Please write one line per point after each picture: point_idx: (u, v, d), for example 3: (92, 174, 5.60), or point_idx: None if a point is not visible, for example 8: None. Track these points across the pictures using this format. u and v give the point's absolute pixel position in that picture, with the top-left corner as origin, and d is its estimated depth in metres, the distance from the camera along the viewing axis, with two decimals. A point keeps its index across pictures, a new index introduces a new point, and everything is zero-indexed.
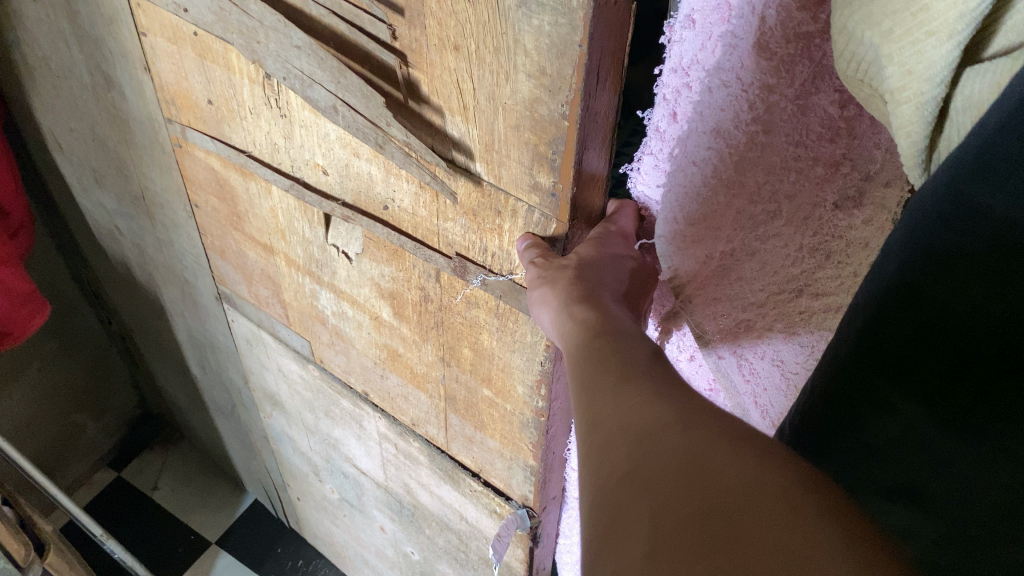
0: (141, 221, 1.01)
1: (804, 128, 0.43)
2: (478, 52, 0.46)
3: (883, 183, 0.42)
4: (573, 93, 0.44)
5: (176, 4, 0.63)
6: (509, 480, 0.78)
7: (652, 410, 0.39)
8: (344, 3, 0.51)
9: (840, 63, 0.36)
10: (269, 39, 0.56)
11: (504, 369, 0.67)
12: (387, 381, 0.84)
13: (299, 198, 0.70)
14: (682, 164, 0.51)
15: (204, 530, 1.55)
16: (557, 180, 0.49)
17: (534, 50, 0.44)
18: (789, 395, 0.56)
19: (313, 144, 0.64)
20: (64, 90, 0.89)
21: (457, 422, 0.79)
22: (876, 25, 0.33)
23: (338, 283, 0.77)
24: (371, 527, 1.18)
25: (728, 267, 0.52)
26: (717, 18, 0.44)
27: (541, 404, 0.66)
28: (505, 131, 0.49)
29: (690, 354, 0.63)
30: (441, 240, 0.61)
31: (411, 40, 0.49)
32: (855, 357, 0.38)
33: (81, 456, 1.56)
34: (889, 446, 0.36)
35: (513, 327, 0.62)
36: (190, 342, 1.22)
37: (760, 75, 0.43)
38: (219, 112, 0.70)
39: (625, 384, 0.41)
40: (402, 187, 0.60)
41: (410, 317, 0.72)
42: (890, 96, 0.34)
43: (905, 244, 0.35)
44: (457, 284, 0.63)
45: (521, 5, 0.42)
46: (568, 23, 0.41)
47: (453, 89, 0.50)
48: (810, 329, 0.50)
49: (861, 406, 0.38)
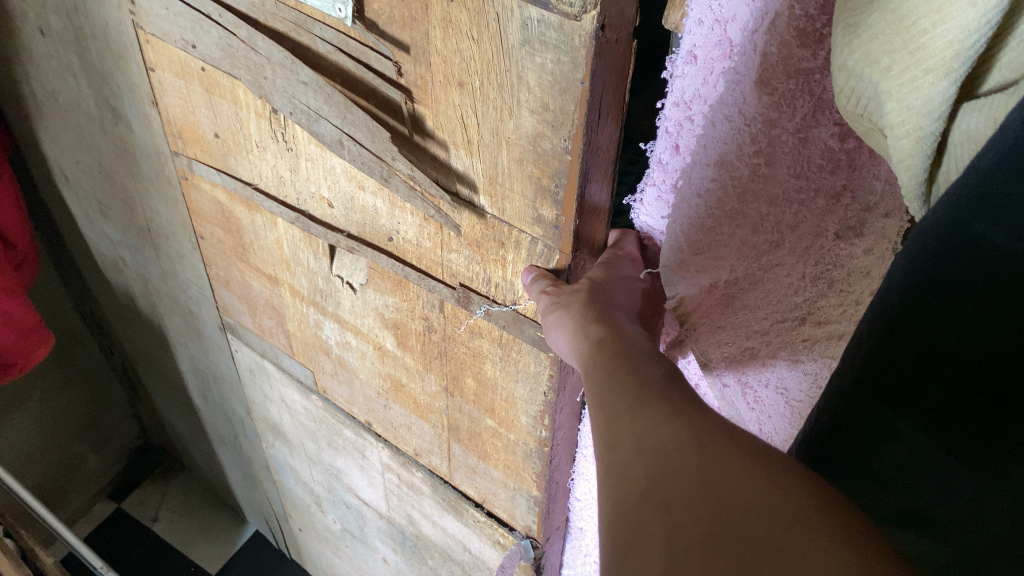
0: (146, 251, 1.02)
1: (805, 160, 0.44)
2: (482, 88, 0.47)
3: (883, 214, 0.43)
4: (576, 128, 0.44)
5: (185, 41, 0.64)
6: (513, 510, 0.78)
7: (667, 428, 0.39)
8: (351, 41, 0.52)
9: (841, 99, 0.37)
10: (277, 75, 0.57)
11: (508, 400, 0.67)
12: (390, 412, 0.84)
13: (305, 230, 0.71)
14: (686, 195, 0.51)
15: (205, 561, 1.53)
16: (560, 213, 0.50)
17: (538, 87, 0.44)
18: (793, 422, 0.56)
19: (319, 176, 0.65)
20: (72, 123, 0.90)
21: (460, 452, 0.78)
22: (875, 63, 0.34)
23: (342, 313, 0.77)
24: (374, 557, 1.17)
25: (731, 297, 0.53)
26: (719, 54, 0.46)
27: (545, 434, 0.66)
28: (509, 165, 0.50)
29: (697, 382, 0.63)
30: (446, 271, 0.61)
31: (417, 77, 0.50)
32: (861, 385, 0.38)
33: (83, 487, 1.54)
34: (893, 473, 0.36)
35: (516, 357, 0.62)
36: (192, 371, 1.22)
37: (762, 109, 0.44)
38: (226, 145, 0.71)
39: (644, 402, 0.42)
40: (406, 220, 0.61)
41: (413, 347, 0.72)
42: (889, 131, 0.35)
43: (907, 274, 0.35)
44: (461, 314, 0.64)
45: (524, 44, 0.43)
46: (571, 60, 0.42)
47: (458, 124, 0.50)
48: (813, 357, 0.51)
49: (866, 433, 0.37)
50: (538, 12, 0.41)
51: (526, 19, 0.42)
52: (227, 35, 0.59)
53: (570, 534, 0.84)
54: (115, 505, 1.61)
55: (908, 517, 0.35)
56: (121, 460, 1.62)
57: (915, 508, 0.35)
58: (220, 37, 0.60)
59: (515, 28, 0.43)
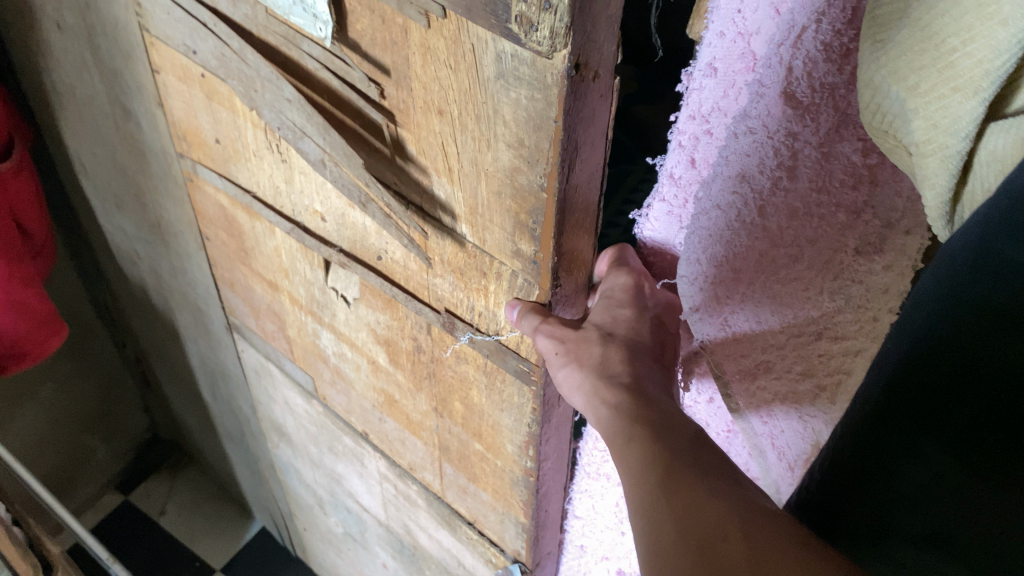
0: (157, 247, 1.02)
1: (826, 174, 0.43)
2: (461, 118, 0.45)
3: (904, 231, 0.40)
4: (551, 166, 0.42)
5: (186, 46, 0.63)
6: (502, 533, 0.77)
7: (710, 512, 0.39)
8: (335, 60, 0.50)
9: (865, 115, 0.36)
10: (265, 89, 0.56)
11: (494, 426, 0.65)
12: (385, 425, 0.83)
13: (300, 241, 0.70)
14: (706, 207, 0.50)
15: (211, 556, 1.53)
16: (538, 249, 0.48)
17: (513, 121, 0.42)
18: (806, 439, 0.52)
19: (312, 190, 0.64)
20: (88, 118, 0.90)
21: (451, 471, 0.77)
22: (902, 80, 0.33)
23: (338, 325, 0.77)
24: (374, 562, 1.16)
25: (746, 314, 0.51)
26: (742, 66, 0.45)
27: (531, 465, 0.65)
28: (488, 197, 0.48)
29: (710, 395, 0.62)
30: (432, 295, 0.60)
31: (399, 100, 0.48)
32: (882, 405, 0.36)
33: (92, 477, 1.55)
34: (917, 494, 0.35)
35: (501, 386, 0.61)
36: (202, 367, 1.22)
37: (786, 122, 0.43)
38: (226, 151, 0.71)
39: (677, 478, 0.41)
40: (393, 241, 0.59)
41: (404, 365, 0.71)
42: (915, 150, 0.33)
43: (935, 296, 0.33)
44: (447, 339, 0.62)
45: (499, 77, 0.41)
46: (544, 98, 0.40)
47: (439, 151, 0.49)
48: (829, 373, 0.48)
49: (887, 453, 0.36)
50: (512, 46, 0.39)
51: (500, 52, 0.40)
52: (223, 44, 0.58)
53: (565, 555, 0.84)
54: (122, 496, 1.62)
55: (927, 536, 0.35)
56: (133, 449, 1.63)
57: (937, 529, 0.34)
58: (216, 45, 0.59)
59: (490, 61, 0.41)
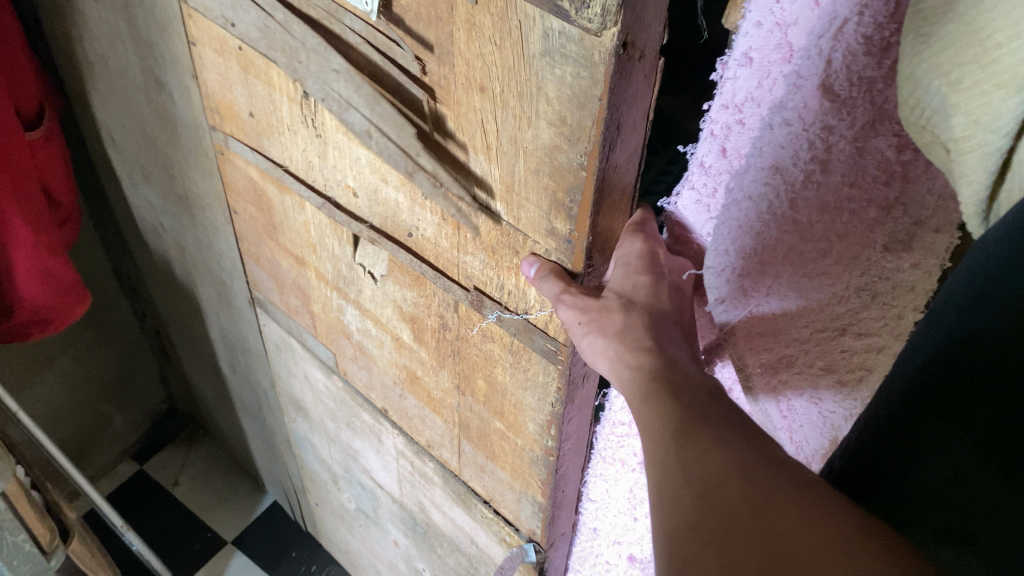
0: (183, 219, 1.03)
1: (859, 169, 0.43)
2: (502, 95, 0.45)
3: (933, 228, 0.41)
4: (592, 145, 0.42)
5: (225, 20, 0.64)
6: (518, 512, 0.77)
7: (716, 458, 0.40)
8: (378, 35, 0.50)
9: (903, 110, 0.35)
10: (309, 61, 0.56)
11: (516, 405, 0.66)
12: (405, 402, 0.84)
13: (331, 216, 0.71)
14: (738, 198, 0.49)
15: (222, 529, 1.56)
16: (574, 228, 0.48)
17: (556, 99, 0.42)
18: (825, 434, 0.53)
19: (346, 165, 0.64)
20: (121, 89, 0.91)
21: (469, 449, 0.78)
22: (944, 75, 0.33)
23: (364, 301, 0.77)
24: (385, 540, 1.17)
25: (771, 305, 0.50)
26: (778, 57, 0.45)
27: (551, 444, 0.65)
28: (526, 175, 0.48)
29: (730, 386, 0.62)
30: (461, 272, 0.60)
31: (441, 77, 0.49)
32: (908, 400, 0.36)
33: (104, 449, 1.57)
34: (936, 489, 0.35)
35: (525, 364, 0.62)
36: (222, 341, 1.23)
37: (822, 116, 0.43)
38: (260, 125, 0.72)
39: (687, 431, 0.42)
40: (426, 218, 0.60)
41: (428, 343, 0.72)
42: (954, 145, 0.33)
43: (967, 289, 0.34)
44: (474, 317, 0.63)
45: (545, 54, 0.41)
46: (590, 76, 0.40)
47: (478, 128, 0.49)
48: (851, 368, 0.49)
49: (912, 447, 0.36)
50: (560, 24, 0.39)
51: (547, 29, 0.40)
52: (264, 16, 0.58)
53: (579, 536, 0.84)
54: (138, 466, 1.64)
55: (942, 534, 0.34)
56: (148, 420, 1.65)
57: (955, 527, 0.34)
58: (257, 18, 0.59)
59: (536, 38, 0.41)
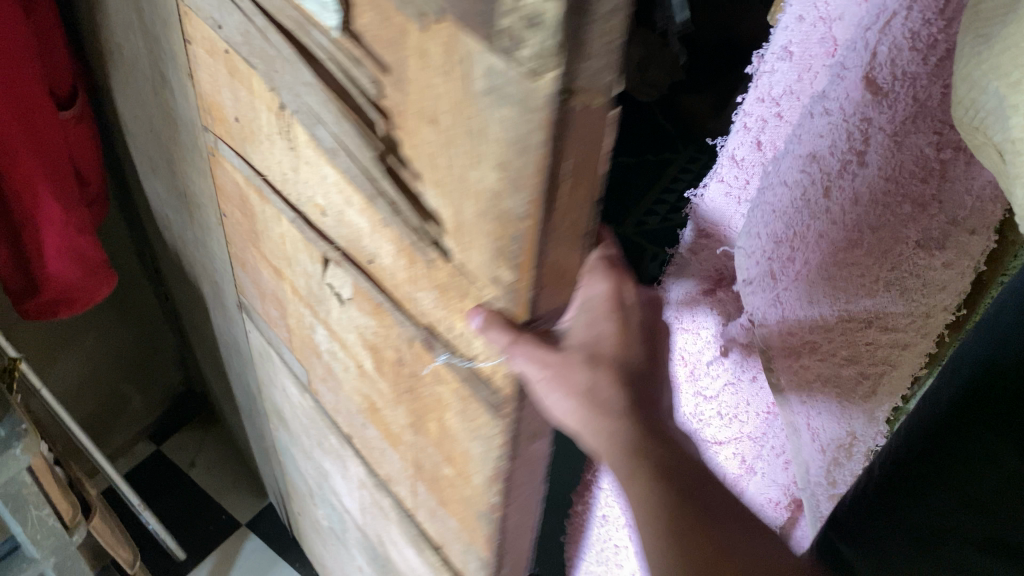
0: (184, 215, 1.02)
1: (896, 164, 0.39)
2: (450, 130, 0.42)
3: (969, 229, 0.38)
4: (535, 194, 0.39)
5: (213, 19, 0.62)
6: (465, 563, 0.73)
7: (731, 519, 0.44)
8: (340, 53, 0.48)
9: (957, 111, 0.32)
10: (284, 70, 0.54)
11: (464, 454, 0.62)
12: (366, 432, 0.81)
13: (302, 232, 0.69)
14: (774, 182, 0.46)
15: (238, 512, 1.58)
16: (515, 279, 0.44)
17: (500, 141, 0.39)
18: (842, 424, 0.51)
19: (313, 184, 0.61)
20: (132, 79, 0.91)
21: (424, 492, 0.74)
22: (1005, 75, 0.30)
23: (331, 321, 0.74)
24: (353, 563, 1.16)
25: (799, 291, 0.48)
26: (820, 52, 0.40)
27: (496, 500, 0.61)
28: (473, 217, 0.45)
29: (752, 375, 0.57)
30: (414, 308, 0.57)
31: (395, 105, 0.46)
32: (954, 413, 0.40)
33: (126, 425, 1.60)
34: (983, 495, 0.39)
35: (472, 413, 0.58)
36: (222, 339, 1.23)
37: (861, 107, 0.39)
38: (243, 131, 0.69)
39: (704, 489, 0.46)
40: (383, 247, 0.56)
41: (386, 375, 0.68)
42: (1011, 149, 0.30)
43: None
44: (424, 357, 0.60)
45: (488, 93, 0.38)
46: (528, 121, 0.36)
47: (427, 162, 0.46)
48: (874, 361, 0.46)
49: (958, 458, 0.40)
50: (500, 61, 0.36)
51: (490, 68, 0.37)
52: (246, 21, 0.56)
53: (592, 522, 0.83)
54: (153, 447, 1.66)
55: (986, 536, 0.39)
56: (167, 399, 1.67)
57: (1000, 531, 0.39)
58: (241, 22, 0.57)
59: (480, 74, 0.38)
